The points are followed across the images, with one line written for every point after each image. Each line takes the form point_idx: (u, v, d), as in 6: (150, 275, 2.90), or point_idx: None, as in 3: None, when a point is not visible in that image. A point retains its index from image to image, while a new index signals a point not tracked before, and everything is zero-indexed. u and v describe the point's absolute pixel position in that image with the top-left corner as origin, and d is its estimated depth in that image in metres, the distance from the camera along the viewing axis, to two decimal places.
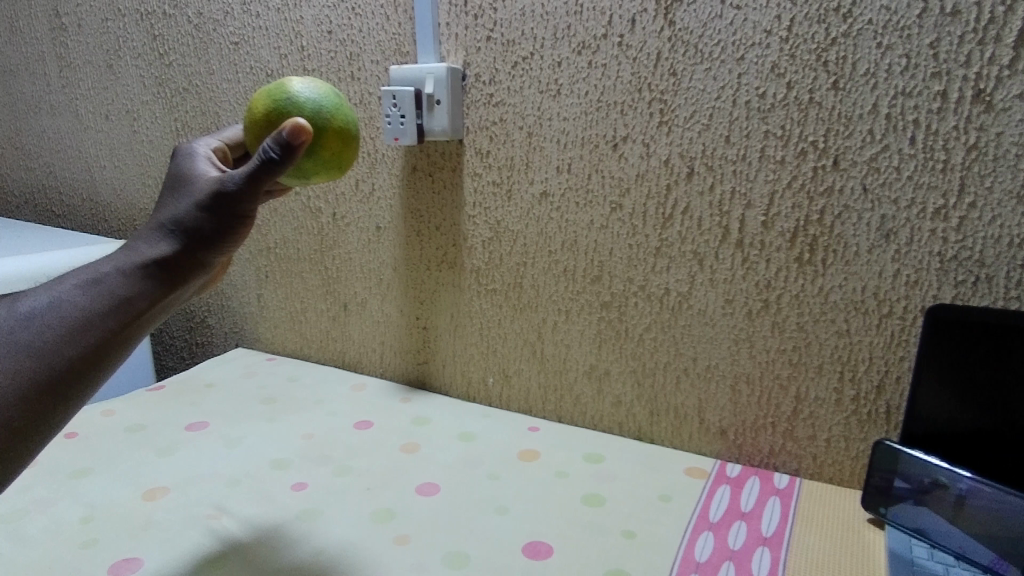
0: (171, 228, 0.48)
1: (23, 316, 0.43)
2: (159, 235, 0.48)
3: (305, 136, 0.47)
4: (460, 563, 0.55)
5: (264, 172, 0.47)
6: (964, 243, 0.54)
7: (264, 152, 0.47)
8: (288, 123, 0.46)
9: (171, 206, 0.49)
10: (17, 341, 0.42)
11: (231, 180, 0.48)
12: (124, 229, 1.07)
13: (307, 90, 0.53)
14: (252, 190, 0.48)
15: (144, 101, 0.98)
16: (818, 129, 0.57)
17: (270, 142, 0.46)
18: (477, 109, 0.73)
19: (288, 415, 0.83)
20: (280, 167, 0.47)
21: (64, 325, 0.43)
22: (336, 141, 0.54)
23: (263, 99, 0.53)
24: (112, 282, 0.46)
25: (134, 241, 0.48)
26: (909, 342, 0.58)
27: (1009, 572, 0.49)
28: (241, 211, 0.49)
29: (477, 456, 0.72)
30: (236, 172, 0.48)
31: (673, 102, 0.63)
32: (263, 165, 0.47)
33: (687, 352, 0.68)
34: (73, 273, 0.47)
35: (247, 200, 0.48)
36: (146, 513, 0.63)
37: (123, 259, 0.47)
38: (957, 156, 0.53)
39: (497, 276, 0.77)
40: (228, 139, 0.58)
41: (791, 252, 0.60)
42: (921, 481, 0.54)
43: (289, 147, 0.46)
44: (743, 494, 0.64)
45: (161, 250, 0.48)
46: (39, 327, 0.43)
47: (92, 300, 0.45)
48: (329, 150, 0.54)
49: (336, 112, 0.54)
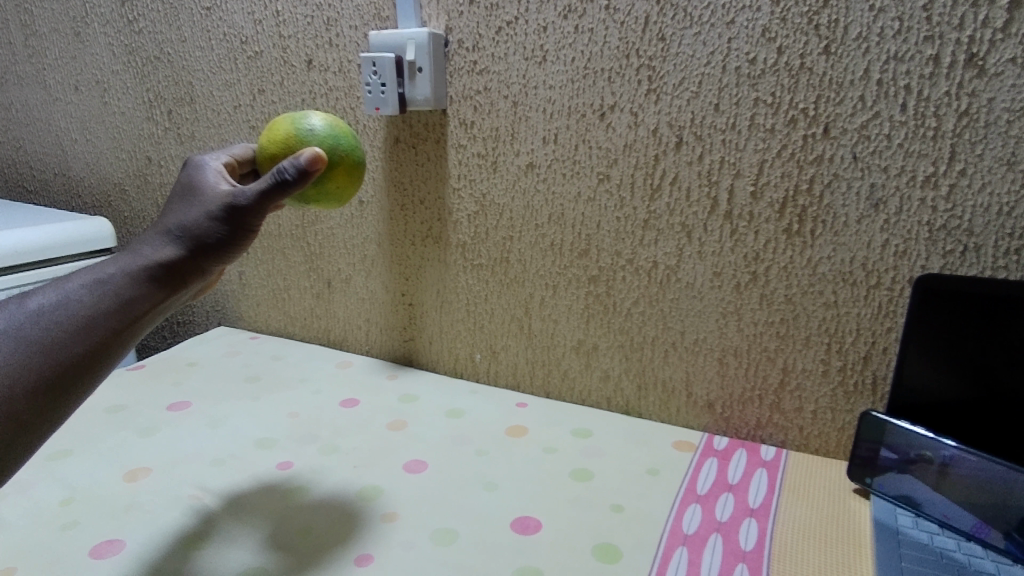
0: (179, 236, 0.49)
1: (33, 312, 0.44)
2: (167, 242, 0.49)
3: (321, 164, 0.50)
4: (449, 540, 0.55)
5: (276, 191, 0.49)
6: (953, 212, 0.53)
7: (278, 173, 0.49)
8: (306, 152, 0.49)
9: (180, 214, 0.51)
10: (26, 337, 0.43)
11: (241, 194, 0.50)
12: (99, 205, 1.04)
13: (329, 125, 0.56)
14: (262, 206, 0.50)
15: (115, 70, 0.94)
16: (808, 97, 0.56)
17: (287, 165, 0.49)
18: (460, 77, 0.71)
19: (272, 393, 0.82)
20: (292, 188, 0.50)
21: (70, 322, 0.45)
22: (343, 179, 0.57)
23: (285, 122, 0.56)
24: (118, 282, 0.47)
25: (140, 245, 0.50)
26: (897, 313, 0.57)
27: (991, 537, 0.49)
28: (248, 225, 0.51)
29: (465, 432, 0.72)
30: (247, 187, 0.50)
31: (661, 68, 0.61)
32: (276, 184, 0.49)
33: (675, 326, 0.68)
34: (80, 272, 0.48)
35: (255, 215, 0.50)
36: (128, 495, 0.62)
37: (129, 261, 0.48)
38: (949, 123, 0.52)
39: (483, 251, 0.76)
40: (238, 152, 0.58)
41: (780, 222, 0.60)
42: (906, 451, 0.54)
43: (303, 171, 0.49)
44: (731, 466, 0.64)
45: (166, 255, 0.49)
46: (47, 324, 0.44)
47: (98, 299, 0.46)
48: (334, 183, 0.57)
49: (351, 153, 0.58)
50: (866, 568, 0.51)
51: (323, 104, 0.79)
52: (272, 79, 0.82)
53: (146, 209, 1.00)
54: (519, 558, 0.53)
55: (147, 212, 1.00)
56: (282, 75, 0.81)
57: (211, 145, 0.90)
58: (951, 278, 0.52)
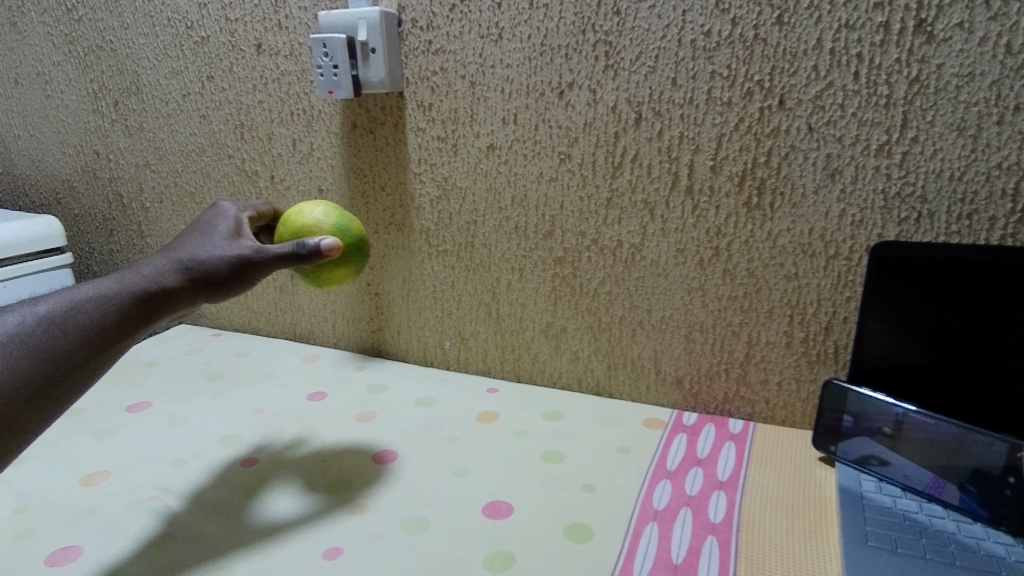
0: (187, 267, 0.54)
1: (42, 318, 0.48)
2: (175, 269, 0.54)
3: (337, 251, 0.55)
4: (419, 529, 0.54)
5: (289, 260, 0.54)
6: (907, 179, 0.54)
7: (297, 246, 0.54)
8: (327, 239, 0.55)
9: (192, 248, 0.56)
10: (34, 342, 0.47)
11: (257, 250, 0.55)
12: (47, 203, 1.00)
13: (359, 236, 0.61)
14: (272, 265, 0.55)
15: (55, 61, 0.90)
16: (763, 68, 0.56)
17: (308, 242, 0.54)
18: (415, 57, 0.69)
19: (236, 389, 0.80)
20: (304, 261, 0.54)
21: (74, 330, 0.48)
22: (339, 275, 0.61)
23: (325, 208, 0.61)
24: (121, 299, 0.51)
25: (145, 267, 0.54)
26: (855, 282, 0.58)
27: (947, 492, 0.50)
28: (252, 276, 0.55)
29: (435, 420, 0.71)
30: (264, 246, 0.55)
31: (618, 44, 0.61)
32: (292, 255, 0.54)
33: (641, 305, 0.68)
34: (85, 283, 0.52)
35: (261, 269, 0.55)
36: (84, 500, 0.60)
37: (131, 280, 0.52)
38: (900, 90, 0.52)
39: (447, 237, 0.75)
40: (262, 207, 0.65)
41: (740, 196, 0.60)
42: (868, 418, 0.55)
43: (319, 253, 0.54)
44: (699, 441, 0.64)
45: (166, 281, 0.53)
46: (53, 330, 0.47)
47: (101, 314, 0.50)
48: (328, 274, 0.60)
49: (361, 263, 0.62)
50: (832, 531, 0.51)
51: (275, 89, 0.77)
52: (221, 65, 0.79)
53: (96, 206, 0.96)
54: (490, 542, 0.52)
55: (98, 208, 0.96)
56: (231, 61, 0.78)
57: (161, 137, 0.87)
58: (920, 245, 0.52)
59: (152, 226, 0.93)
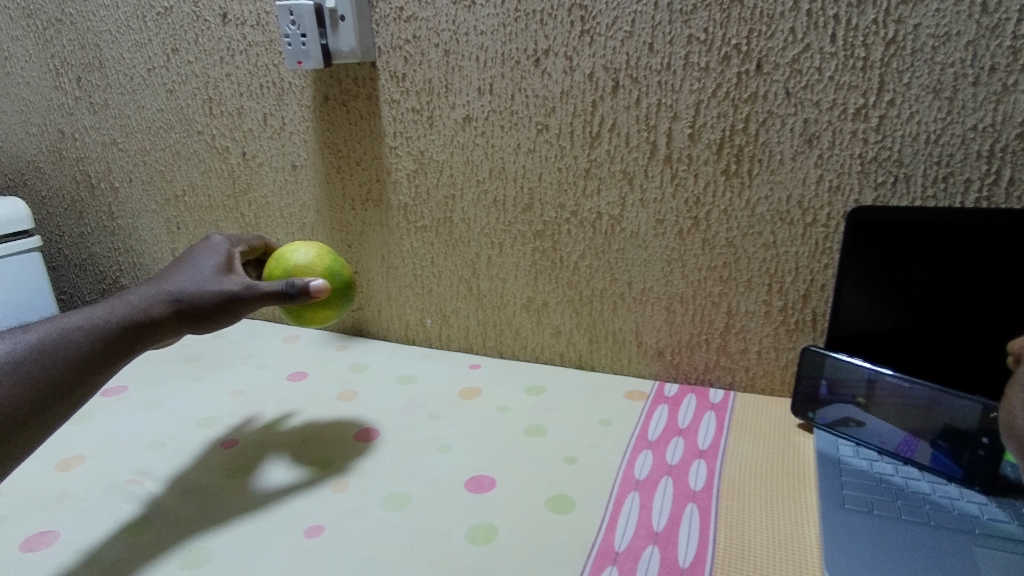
0: (175, 299, 0.54)
1: (32, 346, 0.47)
2: (165, 301, 0.53)
3: (324, 293, 0.56)
4: (401, 505, 0.54)
5: (277, 298, 0.54)
6: (884, 143, 0.54)
7: (286, 286, 0.54)
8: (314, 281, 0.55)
9: (182, 280, 0.55)
10: (23, 373, 0.45)
11: (247, 287, 0.55)
12: (12, 185, 0.97)
13: (348, 283, 0.62)
14: (260, 302, 0.54)
15: (14, 36, 0.87)
16: (741, 31, 0.55)
17: (297, 281, 0.55)
18: (387, 25, 0.67)
19: (214, 371, 0.79)
20: (292, 300, 0.55)
21: (65, 360, 0.47)
22: (321, 315, 0.60)
23: (317, 251, 0.61)
24: (109, 330, 0.50)
25: (134, 295, 0.53)
26: (833, 248, 0.58)
27: (921, 448, 0.52)
28: (238, 312, 0.55)
29: (416, 397, 0.70)
30: (254, 283, 0.55)
31: (594, 8, 0.59)
32: (281, 294, 0.54)
33: (622, 277, 0.67)
34: (76, 311, 0.51)
35: (248, 306, 0.55)
36: (59, 484, 0.59)
37: (120, 309, 0.52)
38: (877, 52, 0.52)
39: (425, 212, 0.74)
40: (253, 241, 0.65)
41: (718, 163, 0.59)
42: (845, 384, 0.56)
43: (307, 293, 0.55)
44: (681, 411, 0.64)
45: (153, 311, 0.53)
46: (44, 359, 0.46)
47: (91, 344, 0.49)
48: (313, 314, 0.60)
49: (346, 307, 0.63)
50: (810, 495, 0.52)
51: (243, 62, 0.75)
52: (186, 36, 0.77)
53: (64, 187, 0.93)
54: (471, 515, 0.52)
55: (66, 189, 0.93)
56: (196, 32, 0.76)
57: (128, 114, 0.84)
58: (908, 209, 0.52)
59: (123, 207, 0.90)
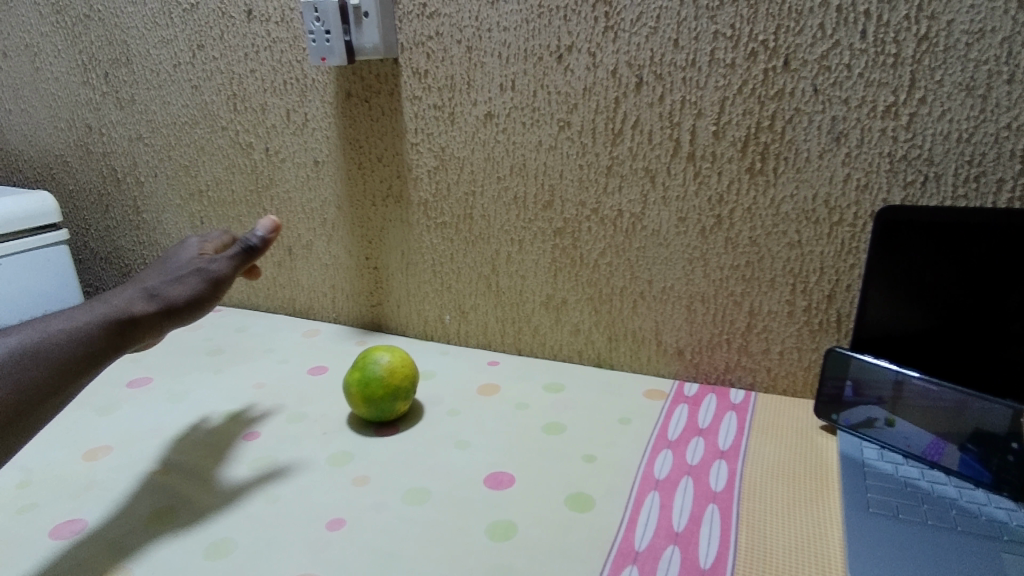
0: (153, 294, 0.55)
1: (13, 349, 0.46)
2: (143, 298, 0.54)
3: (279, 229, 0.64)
4: (421, 500, 0.54)
5: (245, 256, 0.61)
6: (914, 142, 0.53)
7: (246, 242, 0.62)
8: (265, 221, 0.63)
9: (155, 277, 0.57)
10: (11, 374, 0.45)
11: (212, 265, 0.59)
12: (41, 179, 0.99)
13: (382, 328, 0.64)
14: (228, 271, 0.59)
15: (44, 32, 0.88)
16: (768, 27, 0.54)
17: (254, 235, 0.62)
18: (410, 21, 0.67)
19: (236, 365, 0.80)
20: (257, 252, 0.62)
21: (52, 359, 0.47)
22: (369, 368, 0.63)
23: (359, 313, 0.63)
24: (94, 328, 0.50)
25: (113, 296, 0.54)
26: (859, 248, 0.57)
27: (949, 451, 0.50)
28: (212, 293, 0.58)
29: (436, 393, 0.71)
30: (216, 258, 0.59)
31: (618, 4, 0.59)
32: (244, 251, 0.61)
33: (643, 276, 0.67)
34: (56, 315, 0.50)
35: (219, 283, 0.58)
36: (86, 474, 0.60)
37: (101, 309, 0.52)
38: (908, 48, 0.51)
39: (445, 209, 0.74)
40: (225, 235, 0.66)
41: (742, 161, 0.58)
42: (870, 385, 0.55)
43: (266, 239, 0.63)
44: (701, 411, 0.64)
45: (136, 308, 0.53)
46: (29, 360, 0.46)
47: (77, 342, 0.49)
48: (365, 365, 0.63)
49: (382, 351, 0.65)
50: (833, 499, 0.51)
51: (267, 58, 0.75)
52: (211, 33, 0.78)
53: (91, 181, 0.95)
54: (491, 512, 0.52)
55: (92, 183, 0.95)
56: (221, 29, 0.77)
57: (153, 109, 0.85)
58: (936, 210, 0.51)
59: (148, 201, 0.92)
